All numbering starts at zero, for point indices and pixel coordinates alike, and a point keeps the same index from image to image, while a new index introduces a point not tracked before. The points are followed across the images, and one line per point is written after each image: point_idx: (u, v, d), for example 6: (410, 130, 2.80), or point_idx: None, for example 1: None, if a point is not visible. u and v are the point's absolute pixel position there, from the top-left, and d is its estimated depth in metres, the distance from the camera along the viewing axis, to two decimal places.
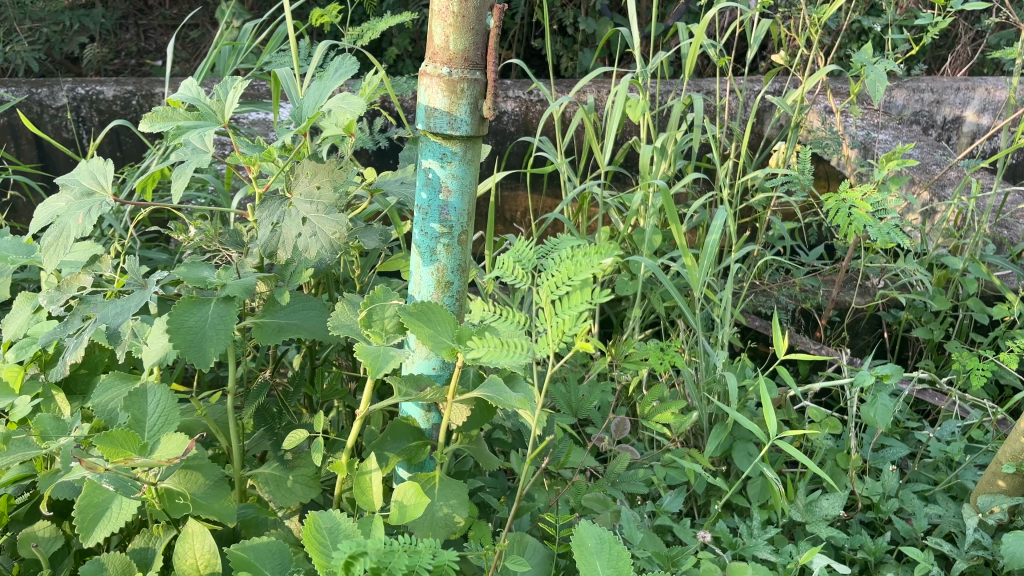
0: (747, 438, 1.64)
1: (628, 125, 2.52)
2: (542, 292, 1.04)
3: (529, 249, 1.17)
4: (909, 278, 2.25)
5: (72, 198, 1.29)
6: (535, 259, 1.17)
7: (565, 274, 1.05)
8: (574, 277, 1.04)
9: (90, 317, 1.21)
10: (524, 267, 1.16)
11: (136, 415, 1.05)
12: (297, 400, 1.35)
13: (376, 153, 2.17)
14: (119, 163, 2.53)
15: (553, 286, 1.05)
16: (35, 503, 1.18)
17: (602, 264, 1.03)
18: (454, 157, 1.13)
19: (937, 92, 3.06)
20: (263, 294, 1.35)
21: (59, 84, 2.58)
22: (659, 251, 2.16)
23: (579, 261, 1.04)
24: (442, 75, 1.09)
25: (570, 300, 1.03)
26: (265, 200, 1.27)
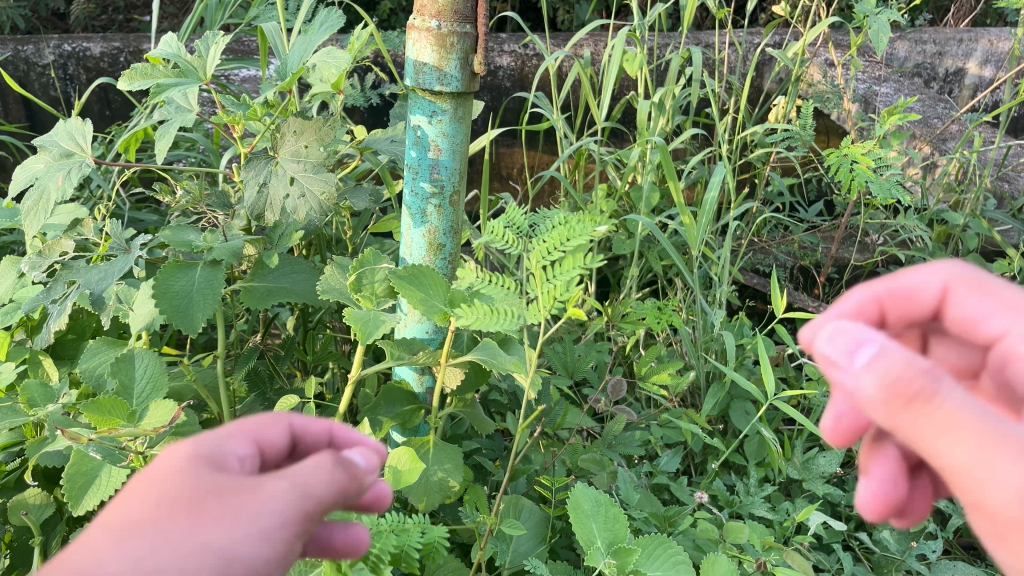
0: (744, 398, 1.63)
1: (625, 79, 2.46)
2: (531, 257, 1.00)
3: (519, 213, 1.12)
4: (909, 233, 2.23)
5: (51, 160, 1.26)
6: (525, 224, 1.11)
7: (557, 239, 1.00)
8: (568, 243, 0.99)
9: (74, 282, 1.19)
10: (515, 232, 1.10)
11: (123, 381, 1.04)
12: (288, 365, 1.33)
13: (369, 110, 2.12)
14: (107, 122, 2.48)
15: (541, 250, 1.01)
16: (24, 470, 1.17)
17: (597, 231, 0.99)
18: (442, 113, 1.09)
19: (939, 43, 3.00)
20: (251, 257, 1.33)
21: (45, 41, 2.52)
22: (658, 209, 2.13)
23: (572, 226, 0.98)
24: (429, 28, 1.05)
25: (562, 265, 0.99)
26: (251, 159, 1.24)
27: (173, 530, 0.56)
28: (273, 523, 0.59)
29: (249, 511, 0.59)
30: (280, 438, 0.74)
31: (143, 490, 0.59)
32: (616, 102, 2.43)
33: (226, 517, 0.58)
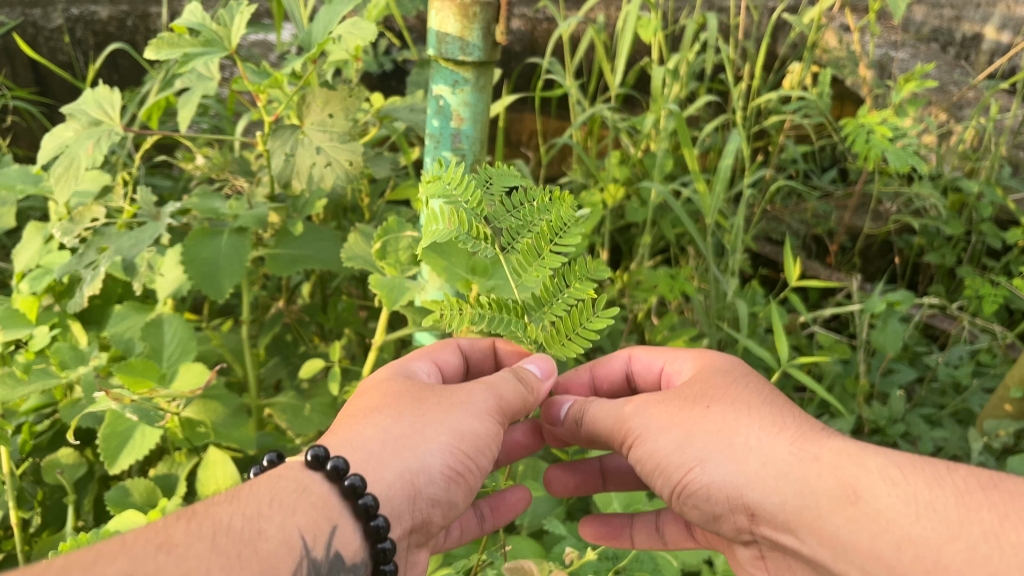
0: (756, 365, 1.71)
1: (638, 45, 2.44)
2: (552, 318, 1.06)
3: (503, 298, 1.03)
4: (924, 202, 2.21)
5: (80, 129, 1.29)
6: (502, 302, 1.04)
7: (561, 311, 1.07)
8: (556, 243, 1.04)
9: (105, 250, 1.24)
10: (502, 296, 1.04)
11: (154, 345, 1.20)
12: (313, 329, 1.51)
13: (379, 75, 2.12)
14: (118, 85, 2.52)
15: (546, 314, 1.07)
16: (55, 430, 1.28)
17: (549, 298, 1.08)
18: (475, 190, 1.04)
19: (958, 7, 2.78)
20: (275, 225, 1.35)
21: (53, 5, 2.59)
22: (671, 177, 2.14)
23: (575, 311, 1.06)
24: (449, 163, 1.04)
25: (572, 297, 1.06)
26: (276, 129, 1.26)
27: (412, 418, 0.93)
28: (482, 407, 0.95)
29: (462, 400, 0.95)
30: (458, 361, 1.15)
31: (385, 394, 0.97)
32: (630, 69, 2.42)
33: (443, 407, 0.94)
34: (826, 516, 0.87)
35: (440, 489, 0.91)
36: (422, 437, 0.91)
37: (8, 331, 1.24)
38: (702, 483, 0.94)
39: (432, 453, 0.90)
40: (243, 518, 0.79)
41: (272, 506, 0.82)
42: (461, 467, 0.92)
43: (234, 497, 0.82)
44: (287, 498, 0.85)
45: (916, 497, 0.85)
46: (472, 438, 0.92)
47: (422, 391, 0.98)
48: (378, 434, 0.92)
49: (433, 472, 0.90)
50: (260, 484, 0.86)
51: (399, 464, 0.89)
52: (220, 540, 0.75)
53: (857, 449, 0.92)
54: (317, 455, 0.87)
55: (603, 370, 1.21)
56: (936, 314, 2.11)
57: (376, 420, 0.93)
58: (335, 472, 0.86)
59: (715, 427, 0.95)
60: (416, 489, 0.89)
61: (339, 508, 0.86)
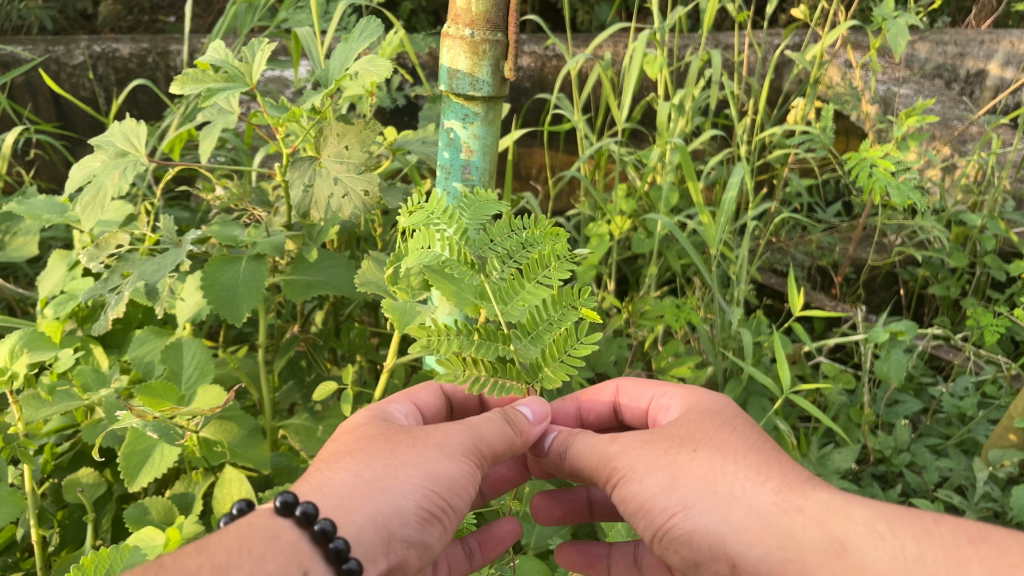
0: (761, 394, 1.73)
1: (645, 81, 2.50)
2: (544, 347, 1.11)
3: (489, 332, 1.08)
4: (927, 234, 2.24)
5: (107, 160, 1.34)
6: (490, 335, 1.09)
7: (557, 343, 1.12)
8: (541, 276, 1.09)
9: (129, 275, 1.29)
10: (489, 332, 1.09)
11: (174, 366, 1.24)
12: (325, 354, 1.54)
13: (392, 110, 2.17)
14: (137, 119, 2.59)
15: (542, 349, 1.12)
16: (76, 450, 1.32)
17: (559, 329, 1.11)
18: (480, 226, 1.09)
19: (961, 44, 2.83)
20: (292, 252, 1.40)
21: (76, 42, 2.68)
22: (677, 209, 2.18)
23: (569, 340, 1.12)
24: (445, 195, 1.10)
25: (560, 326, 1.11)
26: (295, 160, 1.30)
27: (389, 457, 0.95)
28: (457, 449, 0.96)
29: (439, 442, 0.97)
30: (439, 401, 1.19)
31: (364, 439, 0.99)
32: (636, 104, 2.48)
33: (421, 447, 0.96)
34: (811, 569, 0.86)
35: (415, 531, 0.91)
36: (396, 480, 0.93)
37: (34, 352, 1.26)
38: (685, 530, 0.93)
39: (406, 495, 0.92)
40: (212, 568, 0.80)
41: (242, 554, 0.84)
42: (435, 508, 0.92)
43: (203, 547, 0.83)
44: (257, 545, 0.86)
45: (904, 553, 0.85)
46: (447, 480, 0.94)
47: (400, 433, 1.00)
48: (352, 478, 0.94)
49: (407, 515, 0.91)
50: (231, 533, 0.88)
51: (374, 505, 0.91)
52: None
53: (843, 501, 0.92)
54: (287, 501, 0.89)
55: (591, 401, 1.25)
56: (941, 345, 2.13)
57: (352, 464, 0.95)
58: (304, 517, 0.88)
59: (700, 472, 0.95)
60: (389, 530, 0.90)
61: (309, 552, 0.87)
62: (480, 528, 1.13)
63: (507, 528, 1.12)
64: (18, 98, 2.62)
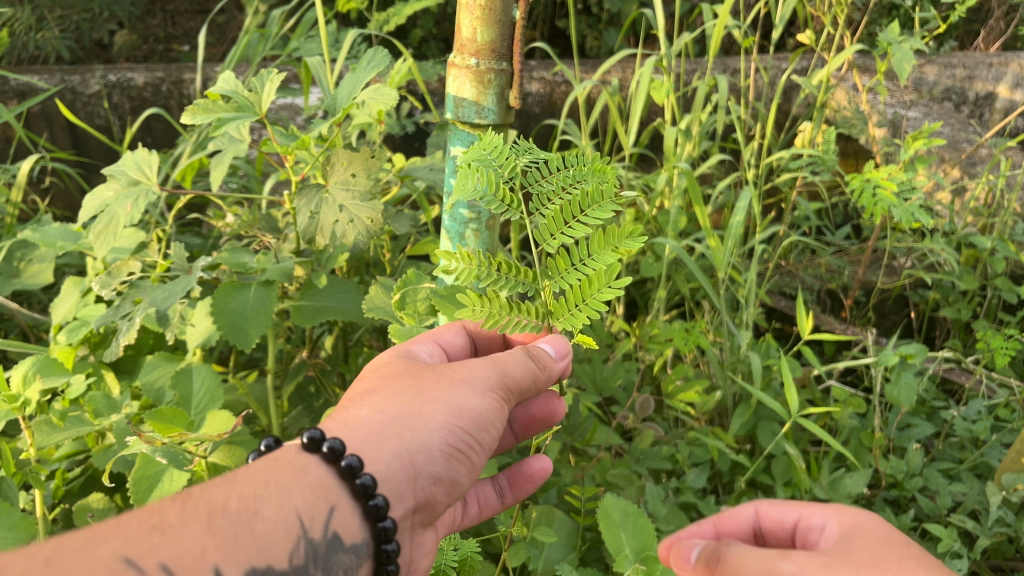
0: (771, 418, 1.72)
1: (652, 106, 2.51)
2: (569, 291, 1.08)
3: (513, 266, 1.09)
4: (937, 257, 2.23)
5: (120, 188, 1.36)
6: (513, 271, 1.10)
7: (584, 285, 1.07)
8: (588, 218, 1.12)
9: (140, 301, 1.30)
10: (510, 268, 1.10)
11: (183, 393, 1.26)
12: (334, 379, 1.55)
13: (402, 137, 2.20)
14: (151, 147, 2.64)
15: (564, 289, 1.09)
16: (86, 477, 1.33)
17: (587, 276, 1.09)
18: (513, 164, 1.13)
19: (969, 67, 2.83)
20: (299, 278, 1.41)
21: (92, 72, 2.73)
22: (684, 233, 2.19)
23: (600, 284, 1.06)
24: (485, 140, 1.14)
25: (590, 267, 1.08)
26: (303, 188, 1.33)
27: (414, 392, 0.95)
28: (482, 384, 0.97)
29: (464, 378, 0.97)
30: (464, 341, 1.17)
31: (387, 376, 0.99)
32: (643, 129, 2.49)
33: (446, 383, 0.96)
34: None
35: (441, 467, 0.93)
36: (423, 417, 0.93)
37: (46, 378, 1.28)
38: None
39: (433, 432, 0.92)
40: (240, 497, 0.80)
41: (270, 487, 0.83)
42: (461, 444, 0.94)
43: (231, 473, 0.83)
44: (286, 478, 0.86)
45: None
46: (473, 415, 0.94)
47: (425, 370, 1.00)
48: (378, 414, 0.94)
49: (434, 451, 0.92)
50: (258, 466, 0.87)
51: (400, 441, 0.92)
52: (216, 519, 0.77)
53: None
54: (314, 437, 0.88)
55: None
56: (953, 368, 2.11)
57: (377, 400, 0.95)
58: (332, 453, 0.87)
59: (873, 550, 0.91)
60: (415, 467, 0.91)
61: (336, 487, 0.87)
62: (510, 467, 1.17)
63: (533, 467, 1.14)
64: (35, 127, 2.67)
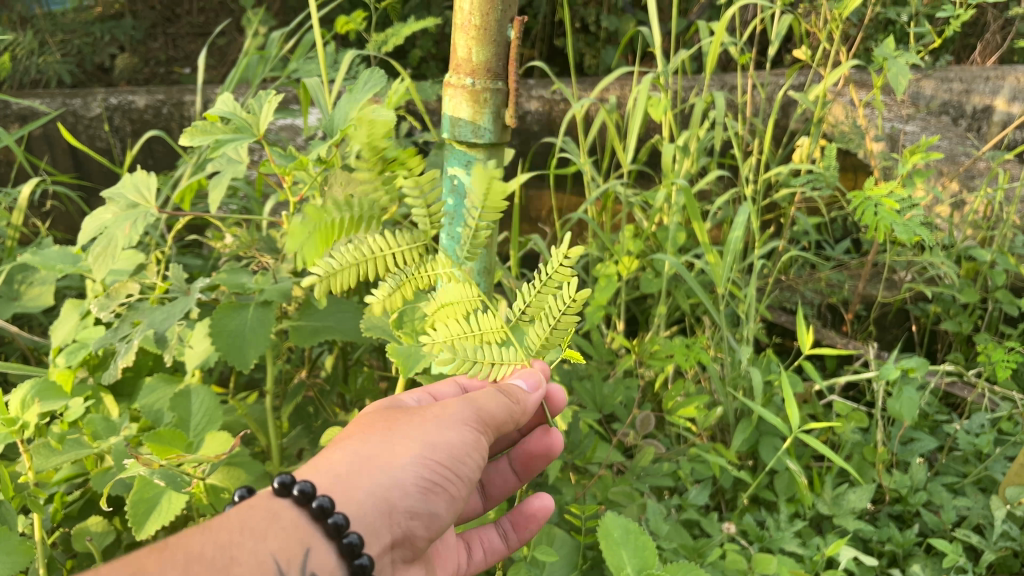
0: (773, 433, 1.72)
1: (650, 123, 2.53)
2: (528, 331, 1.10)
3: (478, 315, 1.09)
4: (937, 270, 2.23)
5: (119, 211, 1.37)
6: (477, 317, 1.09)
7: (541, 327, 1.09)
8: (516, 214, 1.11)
9: (138, 323, 1.31)
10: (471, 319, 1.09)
11: (182, 414, 1.25)
12: (333, 399, 1.55)
13: (401, 156, 2.21)
14: (152, 169, 2.65)
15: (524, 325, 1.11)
16: (85, 500, 1.33)
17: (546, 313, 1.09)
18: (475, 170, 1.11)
19: (966, 81, 2.85)
20: (299, 298, 1.41)
21: (93, 95, 2.75)
22: (684, 249, 2.19)
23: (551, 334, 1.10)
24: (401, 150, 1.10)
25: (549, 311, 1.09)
26: (301, 208, 1.33)
27: (387, 435, 0.97)
28: (457, 419, 0.98)
29: (439, 415, 0.99)
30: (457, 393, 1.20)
31: (364, 423, 1.01)
32: (642, 146, 2.50)
33: (418, 423, 0.98)
34: None
35: (419, 501, 0.94)
36: (395, 455, 0.95)
37: (45, 401, 1.28)
38: None
39: (407, 467, 0.94)
40: (215, 546, 0.81)
41: (244, 533, 0.85)
42: (438, 477, 0.95)
43: (206, 523, 0.85)
44: (258, 524, 0.88)
45: None
46: (448, 448, 0.96)
47: (400, 415, 1.02)
48: (351, 457, 0.96)
49: (409, 486, 0.93)
50: (232, 514, 0.89)
51: (372, 481, 0.93)
52: (193, 567, 0.78)
53: None
54: (285, 481, 0.90)
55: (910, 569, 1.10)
56: (955, 381, 2.10)
57: (351, 444, 0.97)
58: (302, 496, 0.89)
59: None
60: (391, 504, 0.92)
61: (310, 529, 0.88)
62: (512, 509, 1.19)
63: (534, 505, 1.17)
64: (36, 151, 2.68)
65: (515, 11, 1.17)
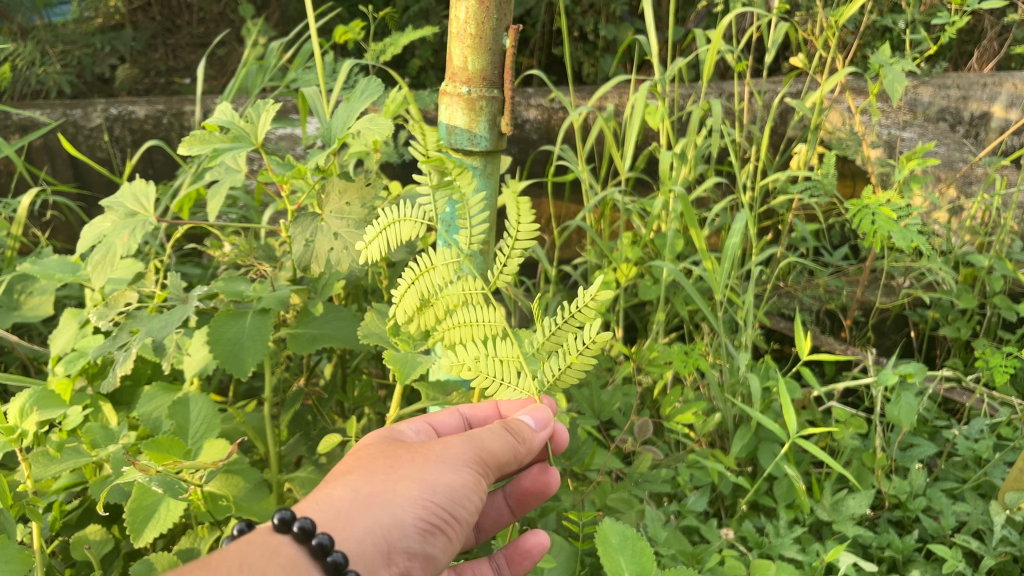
0: (771, 439, 1.72)
1: (647, 130, 2.54)
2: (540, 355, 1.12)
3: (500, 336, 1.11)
4: (935, 276, 2.23)
5: (117, 220, 1.38)
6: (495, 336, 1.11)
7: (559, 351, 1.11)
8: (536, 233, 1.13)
9: (137, 331, 1.31)
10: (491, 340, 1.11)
11: (180, 422, 1.26)
12: (332, 407, 1.55)
13: (400, 165, 2.22)
14: (151, 179, 2.66)
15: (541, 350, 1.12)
16: (83, 508, 1.33)
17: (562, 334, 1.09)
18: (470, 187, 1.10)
19: (963, 87, 2.86)
20: (296, 305, 1.42)
21: (93, 106, 2.76)
22: (682, 256, 2.20)
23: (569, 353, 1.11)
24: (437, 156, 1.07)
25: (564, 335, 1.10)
26: (298, 217, 1.34)
27: (387, 473, 0.97)
28: (458, 460, 0.99)
29: (440, 455, 0.99)
30: (460, 424, 1.20)
31: (364, 458, 1.00)
32: (640, 154, 2.51)
33: (418, 461, 0.98)
34: None
35: (416, 542, 0.94)
36: (396, 494, 0.94)
37: (43, 410, 1.28)
38: None
39: (407, 508, 0.93)
40: None
41: (244, 568, 0.84)
42: (437, 520, 0.95)
43: (204, 558, 0.83)
44: (258, 559, 0.87)
45: None
46: (448, 490, 0.96)
47: (399, 450, 1.01)
48: (350, 493, 0.95)
49: (409, 527, 0.93)
50: (230, 549, 0.87)
51: (371, 521, 0.93)
52: None
53: None
54: (285, 517, 0.89)
55: None
56: (954, 387, 2.11)
57: (350, 481, 0.97)
58: (302, 533, 0.89)
59: None
60: (389, 545, 0.92)
61: (308, 567, 0.88)
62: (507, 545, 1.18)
63: (529, 542, 1.15)
64: (36, 161, 2.69)
65: (510, 21, 1.19)
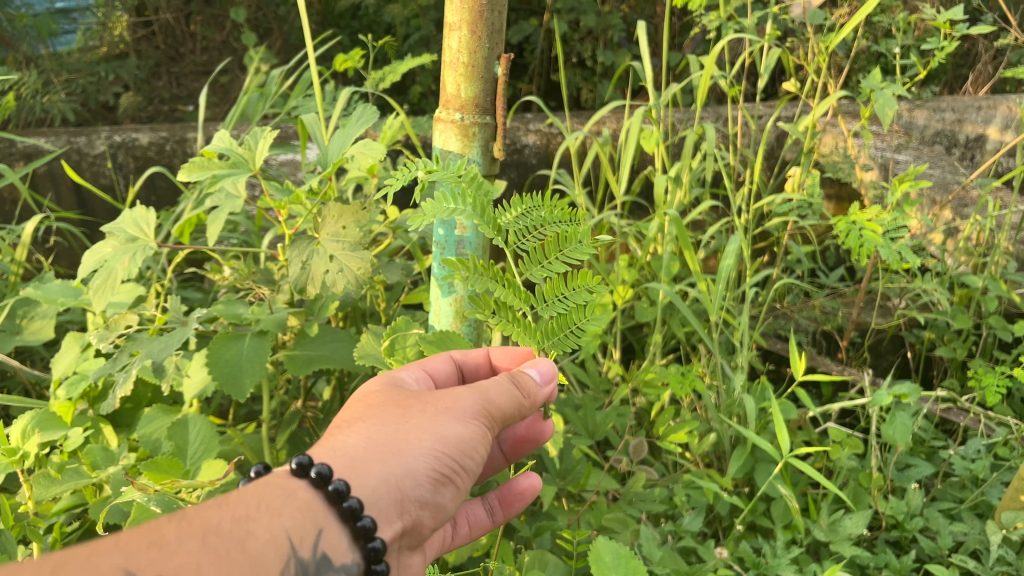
0: (768, 460, 1.73)
1: (642, 154, 2.56)
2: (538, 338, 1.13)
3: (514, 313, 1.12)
4: (930, 297, 2.24)
5: (119, 245, 1.40)
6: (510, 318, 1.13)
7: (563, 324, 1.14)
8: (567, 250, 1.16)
9: (137, 354, 1.33)
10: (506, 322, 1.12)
11: (179, 443, 1.27)
12: (330, 429, 1.57)
13: (400, 190, 2.25)
14: (153, 205, 2.69)
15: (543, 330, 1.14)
16: (83, 529, 1.35)
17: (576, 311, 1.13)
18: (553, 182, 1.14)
19: (958, 110, 2.90)
20: (293, 328, 1.44)
21: (97, 133, 2.80)
22: (677, 278, 2.22)
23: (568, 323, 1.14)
24: None
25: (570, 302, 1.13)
26: (295, 240, 1.37)
27: (401, 421, 0.98)
28: (467, 412, 0.99)
29: (449, 406, 0.99)
30: (451, 367, 1.19)
31: (375, 404, 1.02)
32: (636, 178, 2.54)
33: (430, 411, 0.99)
34: None
35: (427, 491, 0.95)
36: (409, 443, 0.95)
37: (45, 432, 1.30)
38: None
39: (419, 458, 0.95)
40: (232, 519, 0.83)
41: (259, 508, 0.86)
42: (447, 470, 0.96)
43: (227, 495, 0.86)
44: (275, 501, 0.89)
45: None
46: (458, 442, 0.97)
47: (412, 399, 1.02)
48: (363, 440, 0.97)
49: (420, 477, 0.95)
50: (248, 489, 0.90)
51: (385, 468, 0.94)
52: (210, 537, 0.80)
53: None
54: (302, 462, 0.90)
55: None
56: (950, 407, 2.11)
57: (364, 427, 0.98)
58: (320, 478, 0.90)
59: None
60: (401, 492, 0.94)
61: (323, 511, 0.89)
62: (500, 485, 1.21)
63: (523, 484, 1.21)
64: (41, 188, 2.73)
65: (502, 49, 1.23)
